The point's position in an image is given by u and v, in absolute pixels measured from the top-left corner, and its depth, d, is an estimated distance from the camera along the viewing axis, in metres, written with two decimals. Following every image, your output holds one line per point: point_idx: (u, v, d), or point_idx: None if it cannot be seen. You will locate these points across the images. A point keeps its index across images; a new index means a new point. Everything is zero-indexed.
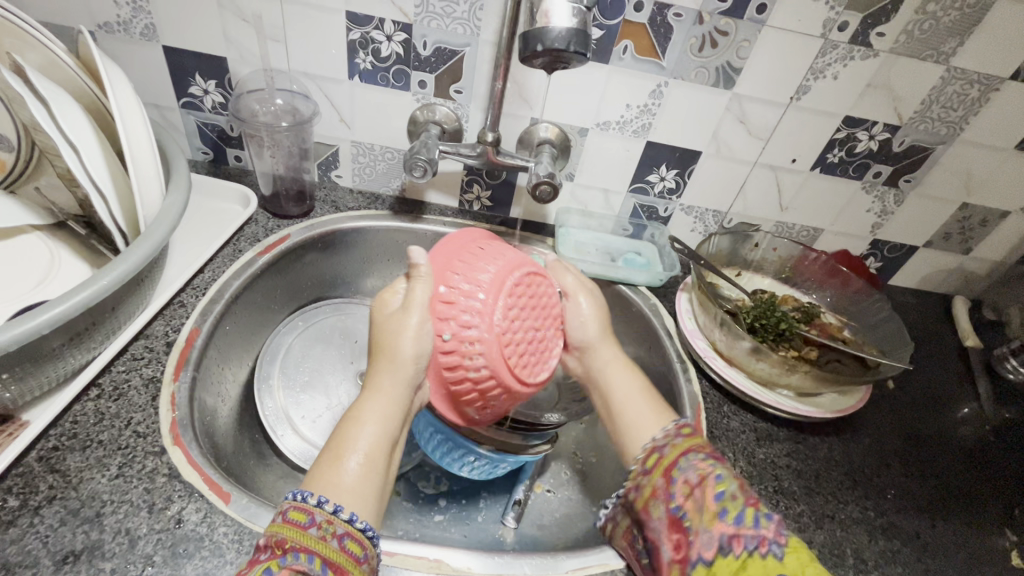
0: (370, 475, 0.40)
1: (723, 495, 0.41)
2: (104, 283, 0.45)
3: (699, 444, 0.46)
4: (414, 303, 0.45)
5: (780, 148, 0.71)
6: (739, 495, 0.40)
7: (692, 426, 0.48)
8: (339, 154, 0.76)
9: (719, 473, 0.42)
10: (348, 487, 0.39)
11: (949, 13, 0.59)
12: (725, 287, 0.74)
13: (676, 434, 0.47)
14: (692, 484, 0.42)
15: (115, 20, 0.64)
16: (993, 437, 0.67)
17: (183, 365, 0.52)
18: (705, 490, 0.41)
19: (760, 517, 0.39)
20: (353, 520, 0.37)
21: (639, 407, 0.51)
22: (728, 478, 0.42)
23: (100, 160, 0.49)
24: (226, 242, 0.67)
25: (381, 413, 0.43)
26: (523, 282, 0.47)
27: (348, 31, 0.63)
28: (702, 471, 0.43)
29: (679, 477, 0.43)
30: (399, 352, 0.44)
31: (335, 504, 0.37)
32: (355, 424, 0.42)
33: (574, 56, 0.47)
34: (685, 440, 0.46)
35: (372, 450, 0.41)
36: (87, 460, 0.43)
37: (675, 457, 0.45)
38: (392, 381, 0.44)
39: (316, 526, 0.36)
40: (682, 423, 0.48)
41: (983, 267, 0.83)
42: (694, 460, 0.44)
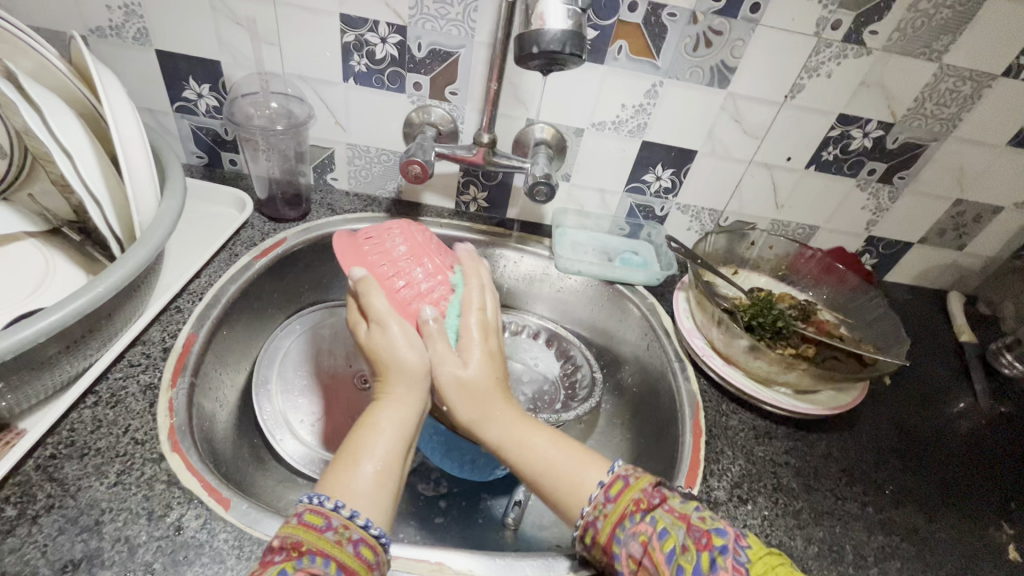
0: (386, 479, 0.41)
1: (673, 554, 0.37)
2: (100, 291, 0.44)
3: (633, 498, 0.41)
4: (383, 314, 0.47)
5: (775, 146, 0.71)
6: (689, 544, 0.37)
7: (622, 476, 0.42)
8: (334, 157, 0.75)
9: (661, 530, 0.38)
10: (364, 492, 0.39)
11: (941, 11, 0.59)
12: (722, 285, 0.74)
13: (606, 500, 0.41)
14: (640, 556, 0.38)
15: (108, 25, 0.63)
16: (990, 431, 0.67)
17: (180, 371, 0.52)
18: (653, 557, 0.37)
19: (716, 557, 0.36)
20: (369, 526, 0.37)
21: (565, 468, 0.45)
22: (671, 529, 0.38)
23: (94, 166, 0.49)
24: (221, 247, 0.66)
25: (395, 422, 0.44)
26: (428, 239, 0.56)
27: (343, 33, 0.63)
28: (641, 536, 0.38)
29: (625, 551, 0.39)
30: (403, 360, 0.45)
31: (352, 509, 0.38)
32: (373, 429, 0.43)
33: (569, 57, 0.47)
34: (615, 503, 0.41)
35: (388, 457, 0.42)
36: (85, 467, 0.43)
37: (609, 531, 0.40)
38: (407, 390, 0.45)
39: (332, 530, 0.36)
40: (608, 480, 0.43)
41: (977, 262, 0.84)
42: (631, 525, 0.39)
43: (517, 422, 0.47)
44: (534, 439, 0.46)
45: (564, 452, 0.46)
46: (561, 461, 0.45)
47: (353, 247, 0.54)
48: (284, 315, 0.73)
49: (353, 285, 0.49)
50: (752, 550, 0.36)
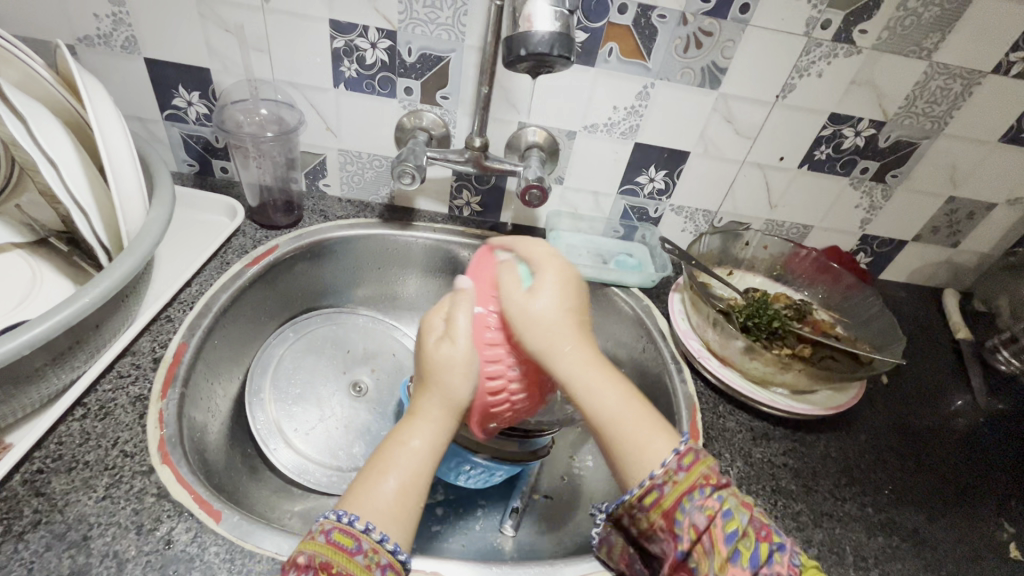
0: (410, 497, 0.40)
1: (734, 536, 0.37)
2: (86, 300, 0.44)
3: (702, 473, 0.40)
4: (456, 320, 0.45)
5: (768, 146, 0.71)
6: (750, 531, 0.38)
7: (693, 448, 0.41)
8: (326, 163, 0.75)
9: (727, 509, 0.38)
10: (382, 509, 0.39)
11: (930, 10, 0.59)
12: (717, 286, 0.73)
13: (679, 467, 0.40)
14: (700, 529, 0.38)
15: (95, 33, 0.63)
16: (988, 429, 0.67)
17: (170, 382, 0.51)
18: (713, 535, 0.38)
19: (773, 551, 0.37)
20: (396, 552, 0.37)
21: (635, 430, 0.42)
22: (738, 512, 0.38)
23: (81, 177, 0.48)
24: (213, 255, 0.66)
25: (425, 437, 0.42)
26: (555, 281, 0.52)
27: (332, 39, 0.63)
28: (708, 511, 0.38)
29: (684, 520, 0.38)
30: (448, 380, 0.43)
31: (381, 532, 0.38)
32: (399, 445, 0.42)
33: (557, 59, 0.46)
34: (687, 473, 0.40)
35: (413, 476, 0.41)
36: (73, 481, 0.42)
37: (677, 498, 0.39)
38: (442, 412, 0.43)
39: (362, 553, 0.36)
40: (683, 449, 0.41)
41: (971, 259, 0.84)
42: (701, 497, 0.39)
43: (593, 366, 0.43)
44: (604, 389, 0.42)
45: (632, 411, 0.42)
46: (631, 425, 0.42)
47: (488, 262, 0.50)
48: (277, 323, 0.73)
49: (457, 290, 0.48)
50: (802, 556, 0.38)
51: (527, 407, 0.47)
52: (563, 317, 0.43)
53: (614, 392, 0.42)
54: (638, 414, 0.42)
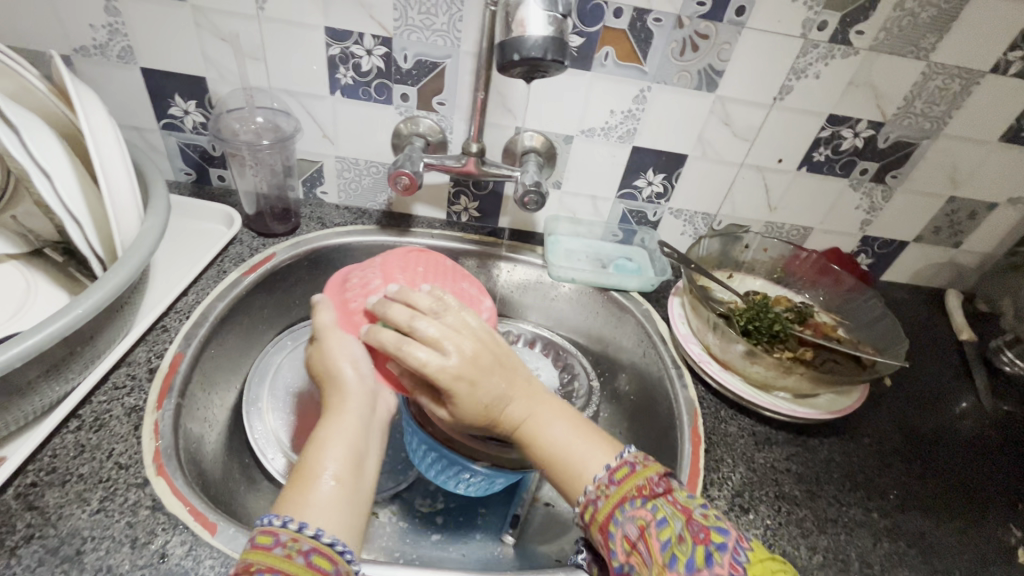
0: (345, 487, 0.40)
1: (669, 542, 0.38)
2: (79, 312, 0.43)
3: (636, 484, 0.41)
4: (323, 327, 0.49)
5: (766, 148, 0.71)
6: (685, 536, 0.38)
7: (628, 462, 0.43)
8: (323, 170, 0.75)
9: (661, 517, 0.39)
10: (320, 503, 0.39)
11: (926, 10, 0.59)
12: (717, 290, 0.73)
13: (610, 481, 0.42)
14: (634, 540, 0.39)
15: (92, 44, 0.63)
16: (993, 431, 0.66)
17: (167, 392, 0.51)
18: (648, 543, 0.38)
19: (712, 552, 0.37)
20: (319, 535, 0.36)
21: (580, 450, 0.45)
22: (671, 518, 0.39)
23: (75, 188, 0.48)
24: (209, 264, 0.65)
25: (345, 429, 0.43)
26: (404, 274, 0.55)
27: (328, 46, 0.63)
28: (640, 521, 0.39)
29: (618, 533, 0.40)
30: (341, 379, 0.46)
31: (300, 521, 0.37)
32: (317, 446, 0.42)
33: (552, 64, 0.46)
34: (618, 486, 0.41)
35: (343, 467, 0.41)
36: (67, 495, 0.42)
37: (609, 511, 0.41)
38: (345, 399, 0.45)
39: (280, 546, 0.35)
40: (612, 465, 0.43)
41: (974, 259, 0.83)
42: (631, 507, 0.40)
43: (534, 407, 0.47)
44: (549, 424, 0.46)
45: (576, 435, 0.46)
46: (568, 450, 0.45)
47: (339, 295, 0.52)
48: (275, 331, 0.72)
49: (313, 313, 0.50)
50: (751, 551, 0.37)
51: None
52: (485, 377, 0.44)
53: (558, 428, 0.46)
54: (578, 436, 0.46)
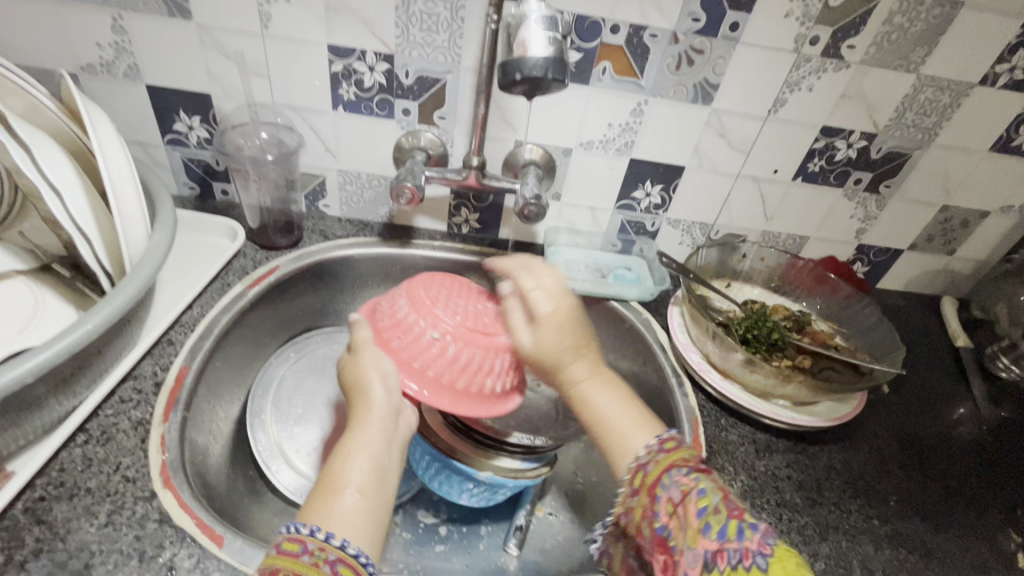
0: (366, 502, 0.42)
1: (705, 511, 0.38)
2: (89, 327, 0.44)
3: (683, 456, 0.42)
4: (360, 339, 0.52)
5: (762, 159, 0.72)
6: (722, 508, 0.38)
7: (678, 438, 0.44)
8: (325, 184, 0.76)
9: (702, 487, 0.39)
10: (342, 516, 0.40)
11: (915, 24, 0.61)
12: (716, 299, 0.74)
13: (661, 450, 0.43)
14: (675, 503, 0.40)
15: (98, 62, 0.64)
16: (991, 437, 0.67)
17: (173, 406, 0.51)
18: (687, 508, 0.39)
19: (745, 528, 0.37)
20: (345, 546, 0.38)
21: (628, 422, 0.46)
22: (711, 491, 0.39)
23: (84, 204, 0.49)
24: (214, 277, 0.66)
25: (370, 442, 0.46)
26: (435, 280, 0.57)
27: (331, 63, 0.64)
28: (683, 486, 0.40)
29: (662, 495, 0.41)
30: (370, 395, 0.48)
31: (326, 531, 0.38)
32: (343, 457, 0.44)
33: (552, 83, 0.46)
34: (667, 454, 0.43)
35: (365, 482, 0.43)
36: (75, 508, 0.42)
37: (656, 475, 0.42)
38: (372, 413, 0.47)
39: (308, 554, 0.36)
40: (664, 437, 0.44)
41: (968, 266, 0.84)
42: (676, 475, 0.41)
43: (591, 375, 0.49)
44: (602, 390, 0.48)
45: (625, 409, 0.47)
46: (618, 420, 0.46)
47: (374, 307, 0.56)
48: (278, 343, 0.73)
49: (352, 324, 0.54)
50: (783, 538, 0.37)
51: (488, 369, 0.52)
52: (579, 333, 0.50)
53: (614, 398, 0.48)
54: (629, 411, 0.47)
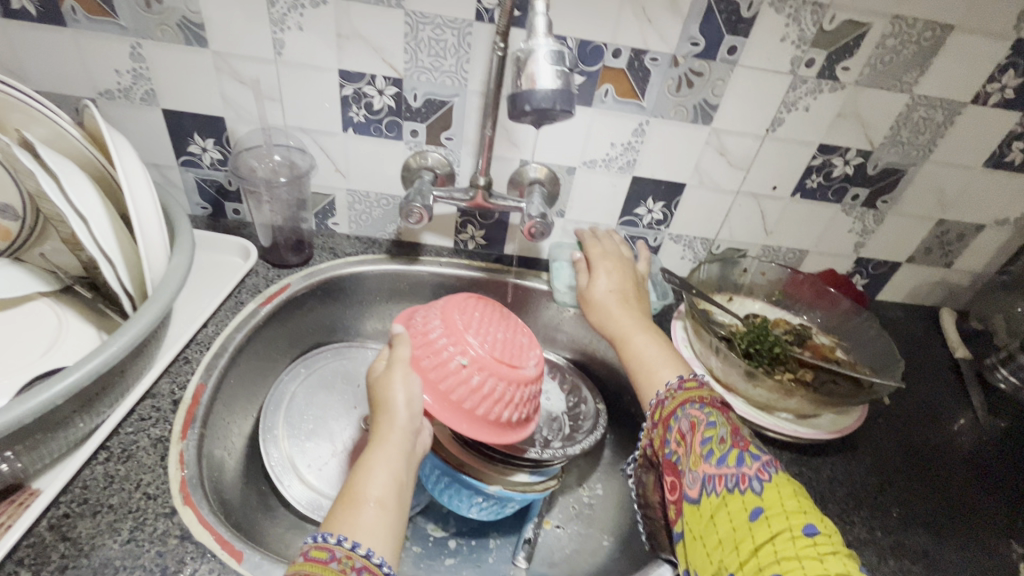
0: (386, 514, 0.43)
1: (710, 441, 0.46)
2: (114, 349, 0.45)
3: (698, 395, 0.50)
4: (395, 356, 0.53)
5: (761, 176, 0.74)
6: (726, 439, 0.45)
7: (697, 380, 0.52)
8: (335, 203, 0.78)
9: (711, 421, 0.47)
10: (363, 528, 0.41)
11: (907, 47, 0.63)
12: (718, 313, 0.75)
13: (678, 387, 0.52)
14: (685, 433, 0.48)
15: (116, 87, 0.66)
16: (991, 448, 0.68)
17: (190, 423, 0.53)
18: (695, 437, 0.47)
19: (743, 456, 0.44)
20: (371, 555, 0.40)
21: (658, 358, 0.57)
22: (718, 423, 0.47)
23: (108, 229, 0.50)
24: (227, 296, 0.68)
25: (390, 455, 0.47)
26: (466, 304, 0.60)
27: (342, 87, 0.66)
28: (694, 420, 0.48)
29: (675, 426, 0.49)
30: (396, 417, 0.49)
31: (353, 541, 0.40)
32: (365, 471, 0.46)
33: (560, 114, 0.47)
34: (684, 391, 0.51)
35: (385, 494, 0.44)
36: (98, 525, 0.44)
37: (673, 408, 0.50)
38: (393, 429, 0.49)
39: (337, 561, 0.39)
40: (684, 377, 0.53)
41: (966, 278, 0.86)
42: (690, 409, 0.49)
43: (636, 323, 0.61)
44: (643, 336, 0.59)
45: (658, 348, 0.58)
46: (652, 356, 0.57)
47: (410, 317, 0.59)
48: (289, 359, 0.74)
49: (390, 336, 0.56)
50: (780, 470, 0.44)
51: (508, 398, 0.55)
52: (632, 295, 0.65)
53: (650, 340, 0.59)
54: (660, 351, 0.58)
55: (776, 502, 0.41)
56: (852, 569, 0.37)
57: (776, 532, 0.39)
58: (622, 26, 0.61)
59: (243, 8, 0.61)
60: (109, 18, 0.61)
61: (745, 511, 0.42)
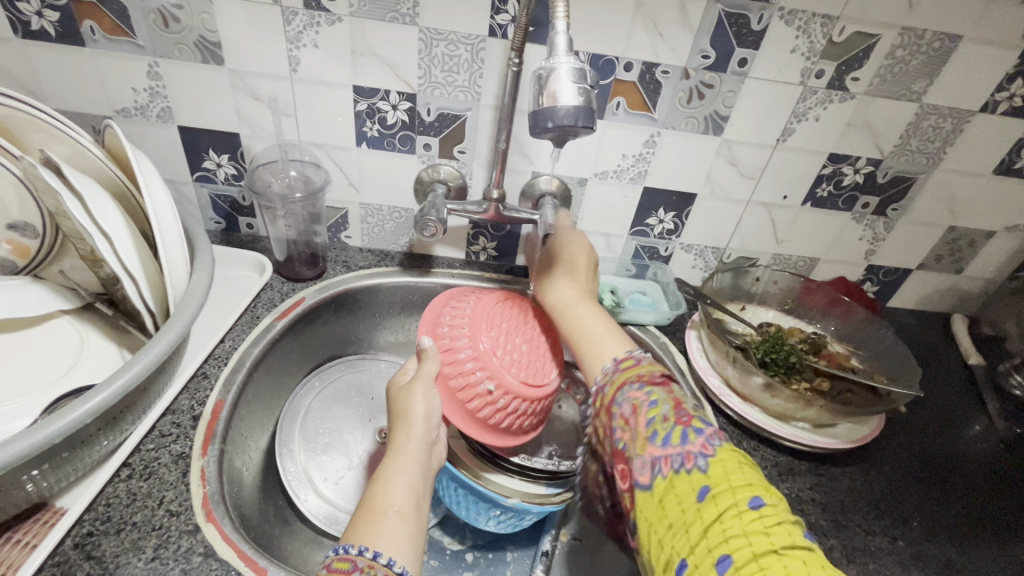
0: (404, 522, 0.44)
1: (654, 420, 0.45)
2: (139, 368, 0.45)
3: (637, 373, 0.50)
4: (421, 373, 0.53)
5: (771, 186, 0.74)
6: (669, 417, 0.45)
7: (634, 357, 0.52)
8: (348, 216, 0.78)
9: (651, 399, 0.46)
10: (383, 536, 0.42)
11: (916, 57, 0.63)
12: (730, 321, 0.75)
13: (616, 370, 0.51)
14: (627, 416, 0.47)
15: (133, 105, 0.67)
16: (1009, 454, 0.68)
17: (210, 439, 0.53)
18: (638, 419, 0.46)
19: (689, 433, 0.43)
20: (391, 564, 0.39)
21: (598, 339, 0.56)
22: (660, 402, 0.46)
23: (130, 246, 0.51)
24: (244, 310, 0.68)
25: (407, 466, 0.48)
26: (494, 316, 0.59)
27: (356, 103, 0.67)
28: (634, 401, 0.47)
29: (617, 412, 0.48)
30: (412, 427, 0.50)
31: (374, 551, 0.40)
32: (384, 482, 0.47)
33: (582, 130, 0.47)
34: (623, 373, 0.50)
35: (404, 504, 0.45)
36: (122, 543, 0.44)
37: (613, 394, 0.49)
38: (409, 440, 0.50)
39: (359, 570, 0.38)
40: (620, 358, 0.52)
41: (976, 284, 0.86)
42: (630, 391, 0.48)
43: (579, 302, 0.60)
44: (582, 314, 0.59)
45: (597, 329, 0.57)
46: (596, 332, 0.57)
47: (433, 322, 0.59)
48: (304, 372, 0.74)
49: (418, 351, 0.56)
50: (726, 441, 0.43)
51: (530, 414, 0.57)
52: (587, 278, 0.64)
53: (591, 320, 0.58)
54: (600, 332, 0.57)
55: (722, 478, 0.40)
56: (799, 539, 0.37)
57: (724, 510, 0.39)
58: (633, 40, 0.62)
59: (260, 26, 0.61)
60: (127, 37, 0.62)
61: (693, 492, 0.41)
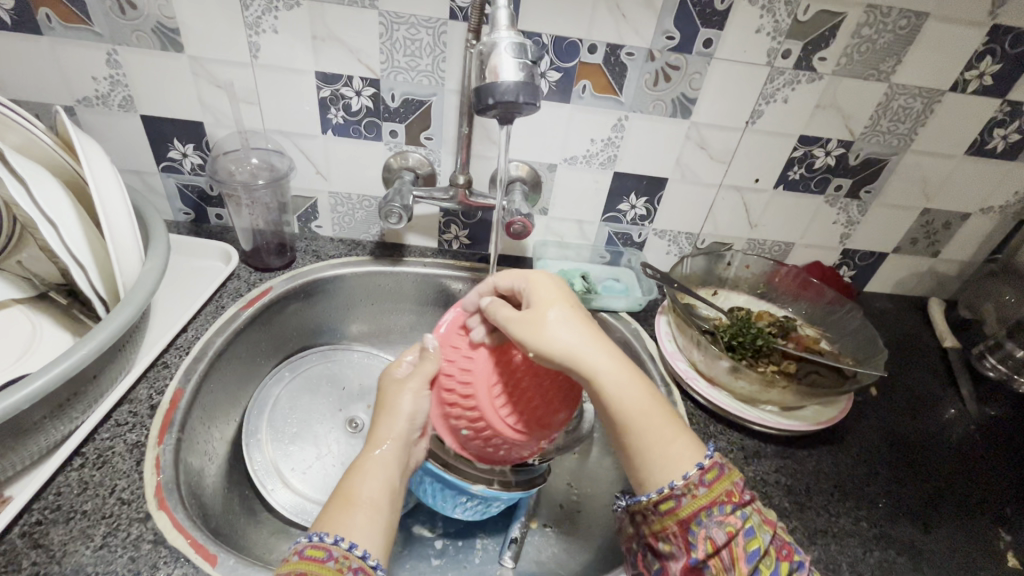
0: (376, 514, 0.46)
1: (755, 556, 0.40)
2: (85, 352, 0.45)
3: (724, 490, 0.43)
4: (420, 368, 0.55)
5: (742, 169, 0.74)
6: (770, 550, 0.41)
7: (718, 466, 0.44)
8: (317, 206, 0.78)
9: (748, 529, 0.41)
10: (357, 525, 0.44)
11: (883, 36, 0.63)
12: (702, 307, 0.74)
13: (701, 481, 0.42)
14: (718, 544, 0.41)
15: (94, 95, 0.66)
16: (981, 437, 0.67)
17: (167, 429, 0.52)
18: (734, 551, 0.40)
19: (790, 570, 0.41)
20: (366, 556, 0.42)
21: (658, 430, 0.45)
22: (759, 531, 0.41)
23: (79, 233, 0.50)
24: (208, 299, 0.67)
25: (383, 459, 0.50)
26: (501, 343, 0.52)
27: (319, 89, 0.66)
28: (728, 527, 0.41)
29: (701, 533, 0.41)
30: (394, 423, 0.51)
31: (350, 542, 0.42)
32: (360, 475, 0.49)
33: (524, 106, 0.47)
34: (709, 488, 0.42)
35: (376, 497, 0.47)
36: (71, 532, 0.43)
37: (694, 510, 0.42)
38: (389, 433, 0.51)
39: (334, 560, 0.40)
40: (706, 465, 0.43)
41: (952, 267, 0.86)
42: (720, 513, 0.42)
43: (620, 367, 0.47)
44: (629, 387, 0.46)
45: (650, 410, 0.46)
46: (651, 414, 0.46)
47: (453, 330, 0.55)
48: (274, 363, 0.74)
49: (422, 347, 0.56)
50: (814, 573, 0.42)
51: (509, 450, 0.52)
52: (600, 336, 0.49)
53: (642, 395, 0.46)
54: (663, 416, 0.46)
55: None
56: None
57: None
58: (597, 22, 0.61)
59: (218, 12, 0.61)
60: (84, 25, 0.61)
61: None
